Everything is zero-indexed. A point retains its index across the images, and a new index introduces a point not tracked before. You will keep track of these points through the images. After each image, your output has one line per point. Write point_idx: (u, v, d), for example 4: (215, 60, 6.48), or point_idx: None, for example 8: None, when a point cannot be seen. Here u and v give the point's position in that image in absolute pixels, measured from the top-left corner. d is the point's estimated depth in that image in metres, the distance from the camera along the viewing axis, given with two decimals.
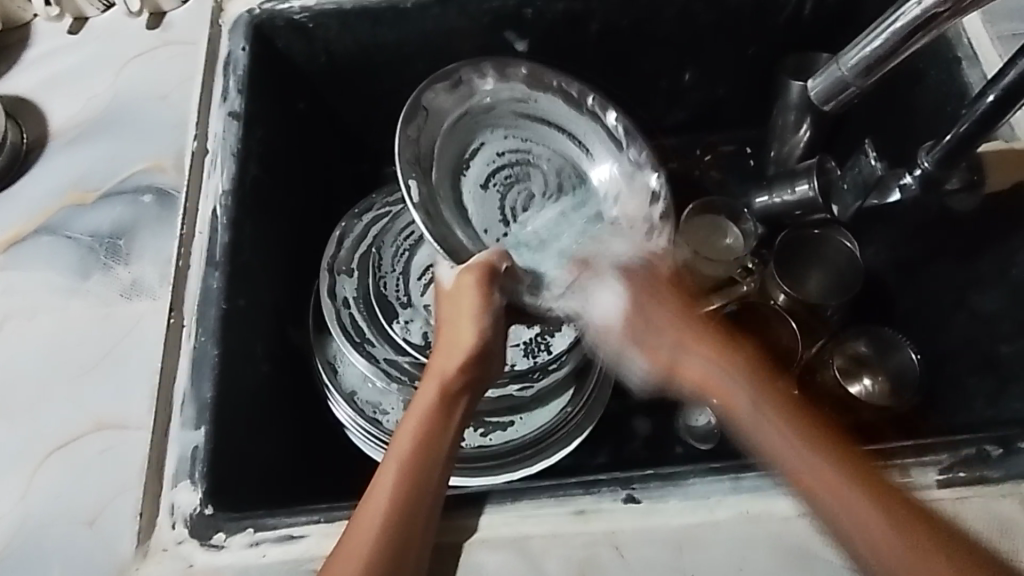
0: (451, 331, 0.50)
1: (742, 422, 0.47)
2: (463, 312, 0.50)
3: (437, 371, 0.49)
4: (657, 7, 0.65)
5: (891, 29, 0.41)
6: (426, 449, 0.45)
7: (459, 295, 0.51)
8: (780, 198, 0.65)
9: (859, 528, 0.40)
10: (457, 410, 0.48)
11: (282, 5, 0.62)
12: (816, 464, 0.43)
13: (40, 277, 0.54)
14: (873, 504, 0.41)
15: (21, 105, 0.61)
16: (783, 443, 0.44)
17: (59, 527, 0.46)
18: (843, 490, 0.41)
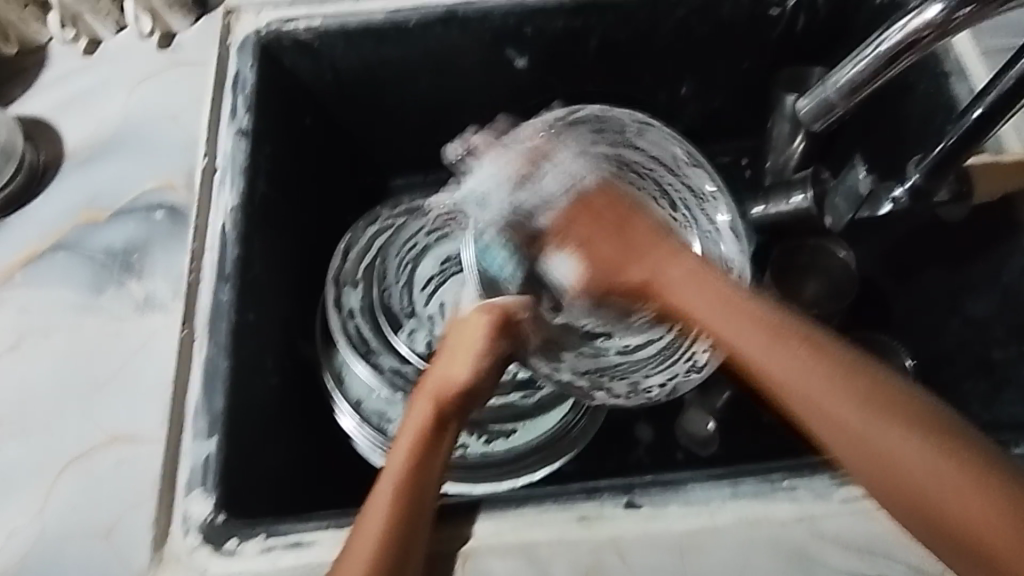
0: (446, 359, 0.50)
1: (746, 357, 0.45)
2: (466, 347, 0.50)
3: (429, 394, 0.49)
4: (653, 23, 0.67)
5: (876, 51, 0.42)
6: (415, 478, 0.46)
7: (467, 330, 0.50)
8: (776, 207, 0.63)
9: (872, 455, 0.40)
10: (445, 441, 0.48)
11: (288, 26, 0.64)
12: (828, 392, 0.42)
13: (55, 293, 0.56)
14: (885, 421, 0.40)
15: (37, 126, 0.62)
16: (795, 376, 0.43)
17: (78, 535, 0.47)
18: (854, 415, 0.41)
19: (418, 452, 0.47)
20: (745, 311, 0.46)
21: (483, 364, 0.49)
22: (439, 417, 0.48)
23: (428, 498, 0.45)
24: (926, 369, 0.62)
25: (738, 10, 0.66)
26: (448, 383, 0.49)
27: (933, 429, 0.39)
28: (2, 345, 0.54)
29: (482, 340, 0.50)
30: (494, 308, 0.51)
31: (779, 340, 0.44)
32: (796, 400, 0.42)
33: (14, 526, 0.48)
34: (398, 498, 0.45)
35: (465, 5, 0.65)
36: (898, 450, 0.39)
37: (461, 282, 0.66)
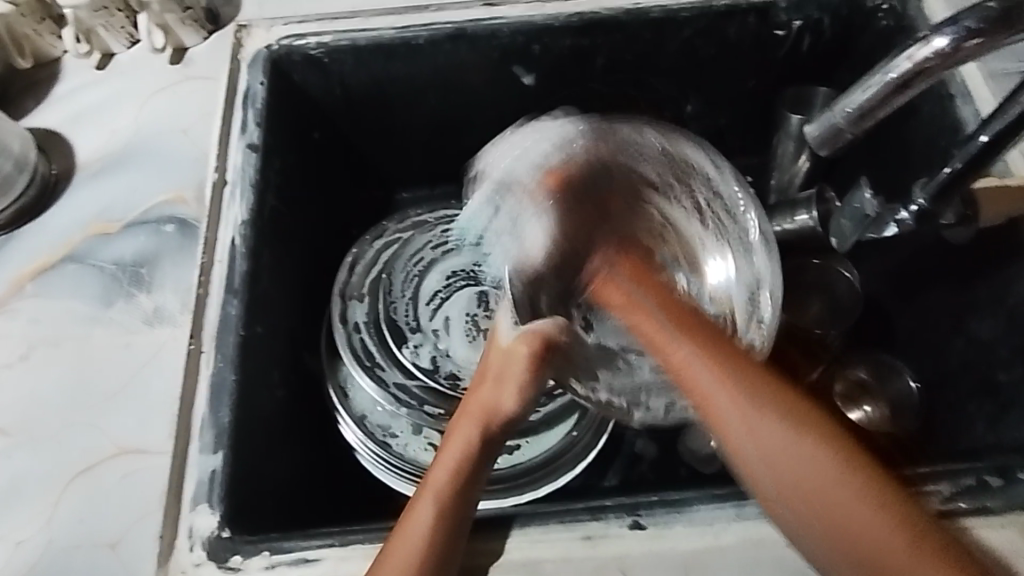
0: (493, 386, 0.53)
1: (703, 396, 0.47)
2: (513, 373, 0.53)
3: (475, 417, 0.52)
4: (659, 42, 0.67)
5: (887, 78, 0.42)
6: (462, 489, 0.48)
7: (513, 356, 0.53)
8: (780, 227, 0.63)
9: (810, 498, 0.42)
10: (487, 458, 0.51)
11: (299, 41, 0.65)
12: (775, 431, 0.44)
13: (65, 305, 0.56)
14: (826, 464, 0.43)
15: (51, 139, 0.63)
16: (746, 416, 0.45)
17: (83, 548, 0.47)
18: (798, 457, 0.43)
19: (462, 469, 0.49)
20: (708, 346, 0.48)
21: (526, 393, 0.53)
22: (484, 440, 0.51)
23: (466, 513, 0.47)
24: (930, 389, 0.62)
25: (743, 30, 0.67)
26: (493, 410, 0.52)
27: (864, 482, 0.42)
28: (12, 356, 0.55)
29: (526, 372, 0.53)
30: (535, 337, 0.54)
31: (738, 377, 0.46)
32: (745, 441, 0.45)
33: (20, 538, 0.48)
34: (439, 509, 0.46)
35: (474, 24, 0.65)
36: (834, 494, 0.42)
37: (467, 297, 0.66)
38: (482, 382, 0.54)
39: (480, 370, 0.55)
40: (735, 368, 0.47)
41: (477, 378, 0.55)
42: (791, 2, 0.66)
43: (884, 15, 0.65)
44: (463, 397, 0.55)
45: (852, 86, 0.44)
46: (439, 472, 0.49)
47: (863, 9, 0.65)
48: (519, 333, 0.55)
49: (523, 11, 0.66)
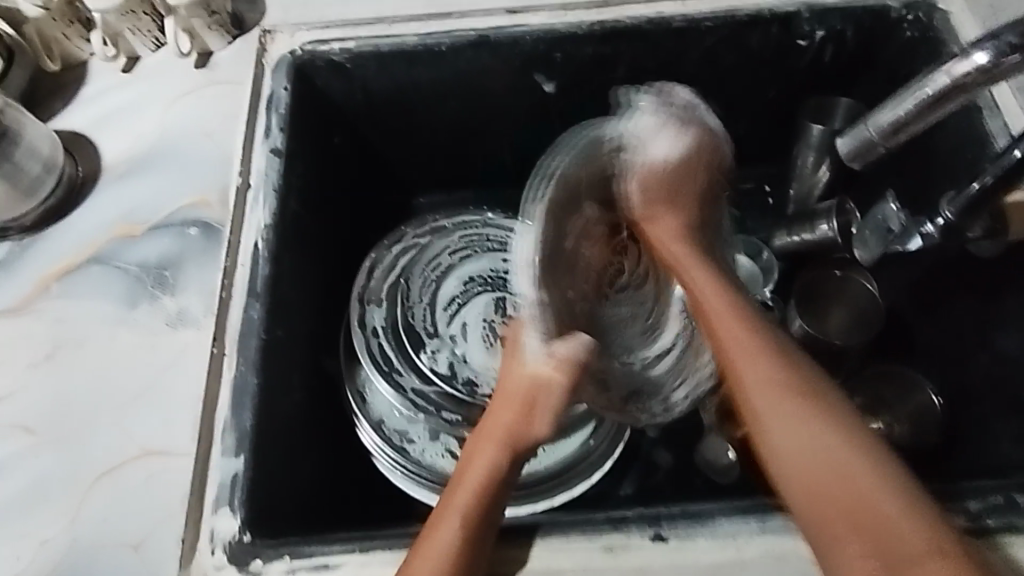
0: (516, 410, 0.53)
1: (742, 385, 0.51)
2: (537, 398, 0.53)
3: (500, 439, 0.52)
4: (681, 51, 0.67)
5: (922, 94, 0.42)
6: (483, 510, 0.48)
7: (539, 381, 0.53)
8: (799, 237, 0.68)
9: (830, 483, 0.44)
10: (506, 482, 0.50)
11: (323, 46, 0.65)
12: (802, 419, 0.47)
13: (90, 306, 0.57)
14: (848, 453, 0.45)
15: (77, 141, 0.64)
16: (778, 404, 0.49)
17: (105, 549, 0.47)
18: (822, 445, 0.46)
19: (488, 491, 0.49)
20: (749, 339, 0.53)
21: (552, 418, 0.53)
22: (508, 464, 0.51)
23: (496, 526, 0.47)
24: (954, 403, 0.61)
25: (765, 40, 0.67)
26: (520, 433, 0.52)
27: (886, 472, 0.44)
28: (36, 356, 0.55)
29: (555, 399, 0.53)
30: (565, 362, 0.53)
31: (776, 368, 0.51)
32: (774, 427, 0.48)
33: (43, 539, 0.48)
34: (467, 523, 0.46)
35: (497, 31, 0.66)
36: (853, 479, 0.44)
37: (484, 302, 0.66)
38: (500, 406, 0.53)
39: (498, 393, 0.54)
40: (776, 360, 0.51)
41: (494, 400, 0.54)
42: (814, 12, 0.65)
43: (909, 26, 0.64)
44: (482, 417, 0.54)
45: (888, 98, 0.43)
46: (458, 493, 0.49)
47: (887, 19, 0.65)
48: (548, 359, 0.53)
49: (545, 18, 0.66)
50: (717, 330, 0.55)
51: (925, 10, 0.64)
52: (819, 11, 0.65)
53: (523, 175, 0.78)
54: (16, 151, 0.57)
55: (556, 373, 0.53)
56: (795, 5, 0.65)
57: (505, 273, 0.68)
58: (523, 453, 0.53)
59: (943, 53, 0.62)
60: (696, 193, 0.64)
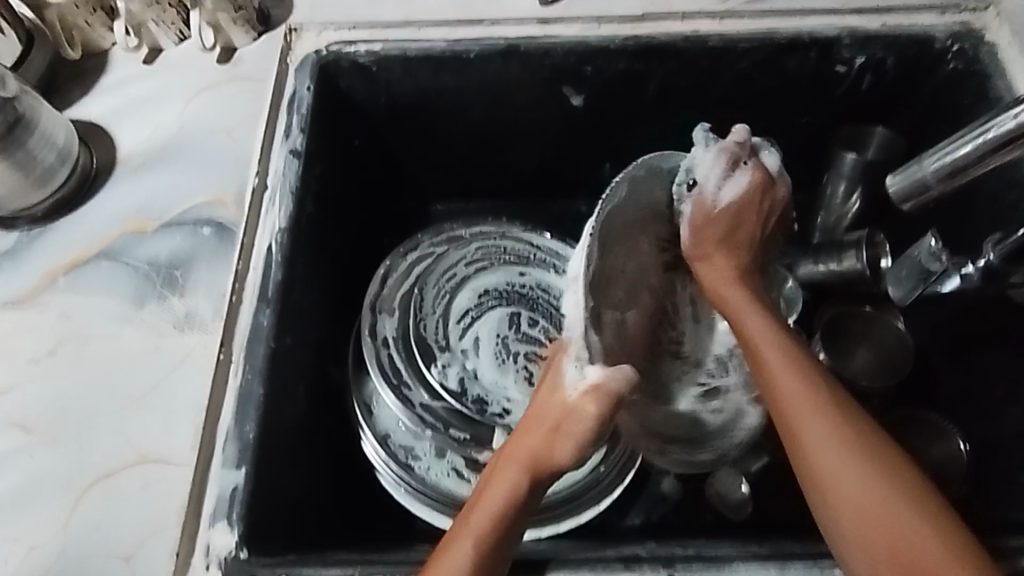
0: (542, 432, 0.48)
1: (801, 443, 0.47)
2: (566, 428, 0.48)
3: (523, 461, 0.48)
4: (715, 71, 0.65)
5: (987, 136, 0.40)
6: (498, 536, 0.45)
7: (571, 411, 0.48)
8: (825, 266, 0.65)
9: (895, 547, 0.42)
10: (524, 508, 0.47)
11: (348, 48, 0.63)
12: (867, 478, 0.44)
13: (97, 302, 0.55)
14: (908, 516, 0.43)
15: (94, 131, 0.63)
16: (846, 466, 0.45)
17: (97, 558, 0.46)
18: (889, 504, 0.43)
19: (506, 515, 0.46)
20: (810, 397, 0.48)
21: (581, 450, 0.48)
22: (526, 489, 0.47)
23: (501, 566, 0.45)
24: (981, 454, 0.58)
25: (803, 64, 0.64)
26: (544, 458, 0.48)
27: (942, 525, 0.42)
28: (39, 351, 0.54)
29: (581, 429, 0.47)
30: (602, 394, 0.47)
31: (836, 426, 0.47)
32: (840, 488, 0.45)
33: (34, 543, 0.47)
34: (480, 554, 0.44)
35: (527, 41, 0.64)
36: (919, 543, 0.42)
37: (498, 318, 0.65)
38: (531, 425, 0.49)
39: (531, 409, 0.50)
40: (838, 410, 0.47)
41: (528, 419, 0.50)
42: (856, 39, 0.63)
43: (953, 58, 0.62)
44: (513, 431, 0.50)
45: (946, 141, 0.41)
46: (476, 516, 0.46)
47: (931, 50, 0.63)
48: (584, 386, 0.47)
49: (578, 31, 0.64)
50: (778, 387, 0.49)
51: (972, 42, 0.61)
52: (860, 37, 0.63)
53: (544, 188, 0.76)
54: (31, 139, 0.56)
55: (590, 403, 0.47)
56: (836, 29, 0.63)
57: (521, 287, 0.67)
58: (547, 480, 0.49)
59: (989, 88, 0.60)
60: (750, 235, 0.60)
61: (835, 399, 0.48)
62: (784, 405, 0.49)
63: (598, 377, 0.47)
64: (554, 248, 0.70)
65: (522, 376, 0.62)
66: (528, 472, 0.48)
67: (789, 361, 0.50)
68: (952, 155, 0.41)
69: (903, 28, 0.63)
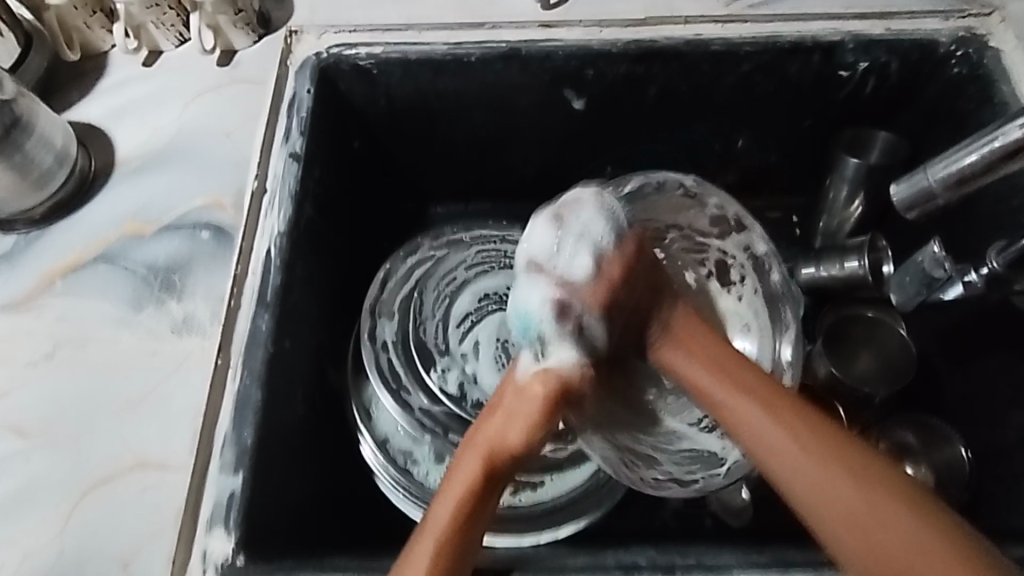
0: (498, 419, 0.46)
1: (762, 461, 0.40)
2: (517, 416, 0.45)
3: (479, 449, 0.45)
4: (717, 76, 0.65)
5: (994, 145, 0.40)
6: (451, 534, 0.43)
7: (522, 401, 0.45)
8: (827, 271, 0.65)
9: (881, 560, 0.36)
10: (487, 498, 0.45)
11: (349, 51, 0.63)
12: (834, 484, 0.37)
13: (94, 306, 0.55)
14: (891, 518, 0.36)
15: (93, 134, 0.62)
16: (802, 468, 0.38)
17: (92, 564, 0.45)
18: (861, 508, 0.36)
19: (463, 508, 0.44)
20: (744, 403, 0.41)
21: (541, 433, 0.46)
22: (482, 480, 0.45)
23: (466, 560, 0.44)
24: (983, 462, 0.58)
25: (806, 69, 0.64)
26: (500, 443, 0.45)
27: (926, 520, 0.35)
28: (36, 354, 0.53)
29: (537, 413, 0.45)
30: (551, 377, 0.46)
31: (784, 428, 0.40)
32: (806, 499, 0.38)
33: (29, 548, 0.46)
34: (441, 546, 0.43)
35: (529, 44, 0.64)
36: (905, 552, 0.35)
37: (498, 322, 0.64)
38: (491, 412, 0.47)
39: (494, 397, 0.48)
40: (786, 409, 0.40)
41: (490, 406, 0.48)
42: (859, 44, 0.63)
43: (957, 63, 0.62)
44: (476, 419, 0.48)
45: (953, 147, 0.41)
46: (435, 514, 0.44)
47: (934, 55, 0.62)
48: (536, 369, 0.46)
49: (579, 34, 0.64)
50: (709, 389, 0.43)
51: (976, 47, 0.61)
52: (863, 42, 0.62)
53: (545, 192, 0.76)
54: (29, 141, 0.55)
55: (541, 384, 0.46)
56: (839, 34, 0.63)
57: None
58: (511, 467, 0.46)
59: (993, 93, 0.59)
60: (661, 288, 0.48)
61: (779, 398, 0.41)
62: (727, 416, 0.42)
63: (548, 362, 0.46)
64: None
65: None
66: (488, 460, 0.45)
67: (724, 366, 0.44)
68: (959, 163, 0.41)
69: (907, 32, 0.62)
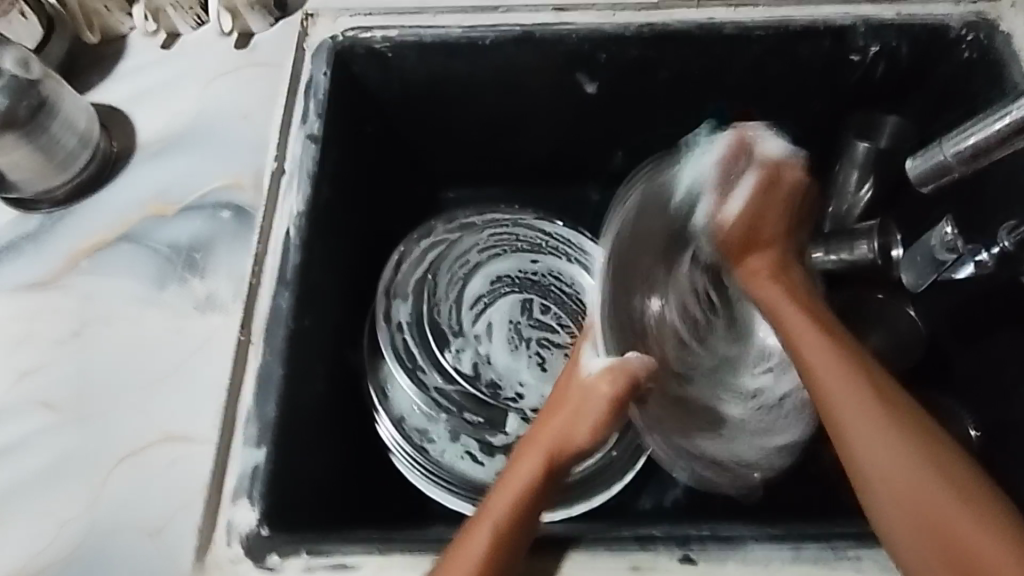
0: (566, 415, 0.51)
1: (833, 409, 0.48)
2: (584, 414, 0.50)
3: (546, 445, 0.50)
4: (730, 58, 0.65)
5: (1006, 119, 0.40)
6: (520, 509, 0.47)
7: (592, 394, 0.50)
8: (837, 256, 0.64)
9: (918, 506, 0.43)
10: (548, 485, 0.49)
11: (364, 34, 0.64)
12: (884, 430, 0.46)
13: (119, 285, 0.56)
14: (929, 471, 0.44)
15: (113, 116, 0.63)
16: (865, 420, 0.47)
17: (122, 534, 0.47)
18: (916, 475, 0.44)
19: (530, 492, 0.48)
20: (862, 396, 0.48)
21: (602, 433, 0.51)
22: (549, 469, 0.49)
23: (525, 535, 0.45)
24: (991, 441, 0.59)
25: (817, 52, 0.65)
26: (566, 440, 0.50)
27: (964, 486, 0.43)
28: (62, 331, 0.54)
29: (602, 410, 0.50)
30: (620, 374, 0.50)
31: (868, 397, 0.47)
32: (874, 459, 0.46)
33: (60, 519, 0.48)
34: (500, 524, 0.45)
35: (542, 28, 0.64)
36: (947, 514, 0.43)
37: (511, 304, 0.65)
38: (555, 411, 0.52)
39: (556, 395, 0.53)
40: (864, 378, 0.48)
41: (552, 404, 0.53)
42: (870, 27, 0.63)
43: (967, 47, 0.62)
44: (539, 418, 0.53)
45: (968, 122, 0.42)
46: (501, 491, 0.48)
47: (944, 40, 0.63)
48: (604, 367, 0.51)
49: (593, 18, 0.64)
50: (813, 368, 0.50)
51: (985, 31, 0.61)
52: (874, 25, 0.63)
53: (557, 176, 0.77)
54: (53, 123, 0.57)
55: (607, 382, 0.50)
56: (851, 17, 0.63)
57: (532, 274, 0.67)
58: (570, 462, 0.51)
59: (1002, 77, 0.59)
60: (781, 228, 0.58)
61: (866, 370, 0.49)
62: (815, 376, 0.50)
63: (620, 360, 0.51)
64: (567, 235, 0.70)
65: (534, 361, 0.63)
66: (551, 453, 0.50)
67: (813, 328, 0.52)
68: (973, 137, 0.42)
69: (917, 17, 0.63)
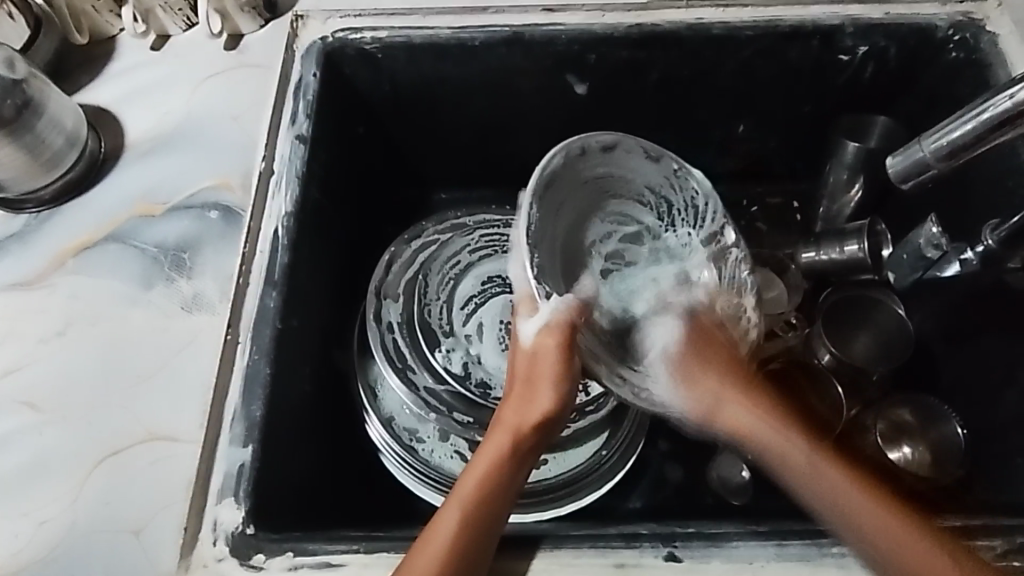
0: (522, 391, 0.49)
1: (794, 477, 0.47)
2: (539, 381, 0.49)
3: (506, 426, 0.48)
4: (718, 60, 0.65)
5: (982, 116, 0.40)
6: (486, 496, 0.46)
7: (540, 359, 0.49)
8: (826, 254, 0.66)
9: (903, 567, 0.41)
10: (518, 466, 0.48)
11: (354, 35, 0.64)
12: (847, 492, 0.45)
13: (106, 285, 0.56)
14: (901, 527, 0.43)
15: (102, 117, 0.63)
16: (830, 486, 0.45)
17: (105, 533, 0.47)
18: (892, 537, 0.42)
19: (494, 475, 0.47)
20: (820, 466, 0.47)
21: (560, 395, 0.49)
22: (514, 450, 0.48)
23: (495, 527, 0.45)
24: (978, 440, 0.59)
25: (806, 53, 0.65)
26: (526, 416, 0.48)
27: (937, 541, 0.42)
28: (49, 331, 0.54)
29: (553, 369, 0.49)
30: (560, 329, 0.49)
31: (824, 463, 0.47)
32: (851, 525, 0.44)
33: (44, 518, 0.47)
34: (466, 513, 0.45)
35: (532, 29, 0.64)
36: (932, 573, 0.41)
37: (502, 304, 0.65)
38: (513, 389, 0.50)
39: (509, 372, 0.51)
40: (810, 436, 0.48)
41: (510, 383, 0.51)
42: (858, 27, 0.63)
43: (954, 47, 0.62)
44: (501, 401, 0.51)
45: (947, 119, 0.42)
46: (466, 480, 0.47)
47: (933, 40, 0.63)
48: (540, 328, 0.49)
49: (582, 19, 0.65)
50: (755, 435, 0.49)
51: (972, 32, 0.61)
52: (863, 25, 0.63)
53: None
54: (40, 122, 0.57)
55: (548, 341, 0.49)
56: (839, 18, 0.63)
57: None
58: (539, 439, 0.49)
59: (989, 78, 0.60)
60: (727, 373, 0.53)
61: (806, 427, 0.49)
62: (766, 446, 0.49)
63: (548, 315, 0.50)
64: None
65: None
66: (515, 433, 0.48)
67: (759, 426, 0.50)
68: (951, 135, 0.42)
69: (905, 17, 0.63)
